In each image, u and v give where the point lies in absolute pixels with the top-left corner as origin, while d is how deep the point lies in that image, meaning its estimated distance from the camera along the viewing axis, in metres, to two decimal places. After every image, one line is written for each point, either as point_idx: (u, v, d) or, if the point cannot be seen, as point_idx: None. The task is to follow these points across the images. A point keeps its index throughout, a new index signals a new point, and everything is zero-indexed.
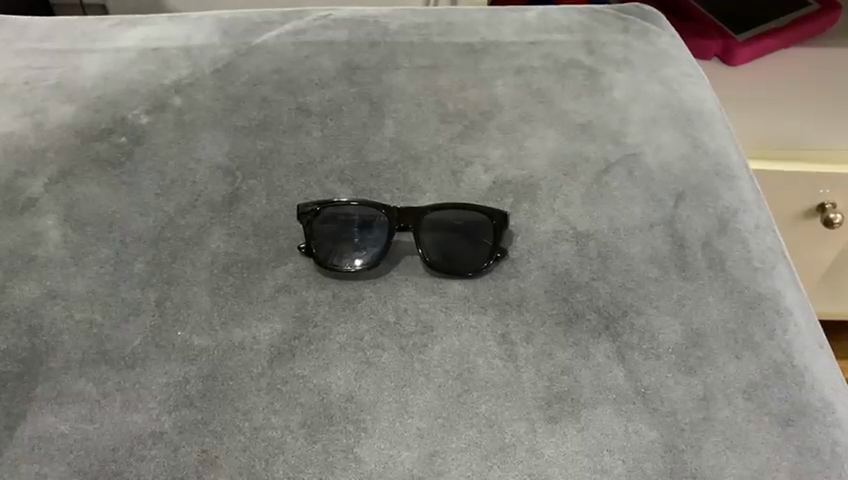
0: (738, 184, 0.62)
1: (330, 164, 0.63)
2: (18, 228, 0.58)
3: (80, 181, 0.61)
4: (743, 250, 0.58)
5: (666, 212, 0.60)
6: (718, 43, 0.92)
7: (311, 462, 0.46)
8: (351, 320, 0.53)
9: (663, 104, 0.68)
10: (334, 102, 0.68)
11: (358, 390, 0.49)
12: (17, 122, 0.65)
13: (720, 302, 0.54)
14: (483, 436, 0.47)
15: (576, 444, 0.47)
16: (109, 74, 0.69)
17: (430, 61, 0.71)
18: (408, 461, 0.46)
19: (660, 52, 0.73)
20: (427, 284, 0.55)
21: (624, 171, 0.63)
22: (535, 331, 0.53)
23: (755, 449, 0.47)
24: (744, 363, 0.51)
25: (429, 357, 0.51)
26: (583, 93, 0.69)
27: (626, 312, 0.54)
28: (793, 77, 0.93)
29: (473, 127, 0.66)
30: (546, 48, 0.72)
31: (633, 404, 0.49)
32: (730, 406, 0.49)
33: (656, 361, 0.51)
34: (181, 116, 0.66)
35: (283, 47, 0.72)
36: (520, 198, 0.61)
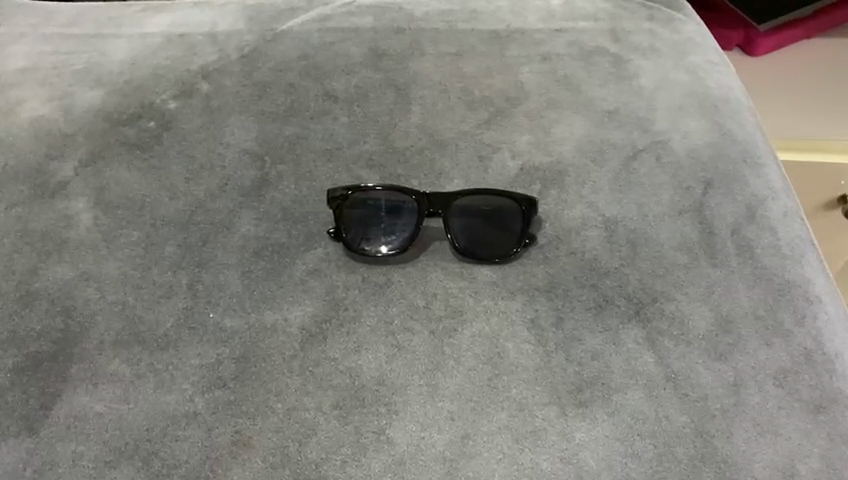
0: (766, 171, 0.62)
1: (358, 149, 0.63)
2: (50, 210, 0.58)
3: (109, 165, 0.62)
4: (772, 238, 0.58)
5: (694, 199, 0.60)
6: (738, 34, 0.92)
7: (344, 443, 0.46)
8: (381, 303, 0.53)
9: (690, 92, 0.68)
10: (360, 88, 0.68)
11: (389, 373, 0.50)
12: (46, 106, 0.65)
13: (749, 288, 0.54)
14: (514, 420, 0.48)
15: (607, 428, 0.47)
16: (136, 60, 0.69)
17: (455, 47, 0.71)
18: (440, 443, 0.46)
19: (686, 40, 0.72)
20: (456, 270, 0.55)
21: (651, 158, 0.63)
22: (565, 316, 0.53)
23: (787, 435, 0.47)
24: (774, 350, 0.51)
25: (459, 341, 0.51)
26: (609, 80, 0.69)
27: (656, 298, 0.54)
28: (816, 66, 0.92)
29: (499, 113, 0.66)
30: (571, 36, 0.72)
31: (664, 390, 0.49)
32: (761, 391, 0.49)
33: (686, 346, 0.51)
34: (208, 102, 0.66)
35: (308, 33, 0.72)
36: (547, 185, 0.61)
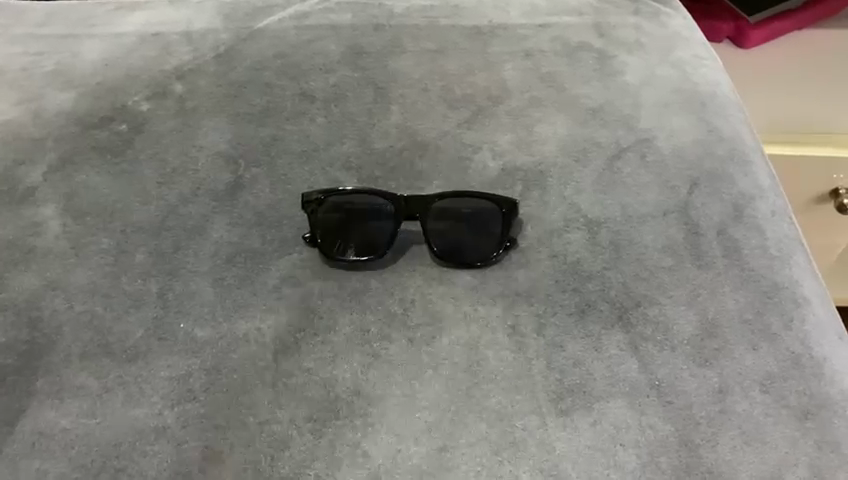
0: (753, 169, 0.61)
1: (335, 151, 0.61)
2: (17, 218, 0.57)
3: (80, 169, 0.60)
4: (759, 238, 0.56)
5: (679, 199, 0.58)
6: (728, 25, 0.88)
7: (317, 457, 0.45)
8: (358, 311, 0.52)
9: (676, 88, 0.66)
10: (338, 87, 0.66)
11: (365, 383, 0.48)
12: (15, 109, 0.64)
13: (735, 291, 0.53)
14: (493, 430, 0.46)
15: (589, 438, 0.46)
16: (108, 60, 0.67)
17: (437, 44, 0.69)
18: (417, 456, 0.45)
19: (672, 35, 0.71)
20: (435, 275, 0.54)
21: (636, 156, 0.61)
22: (547, 322, 0.51)
23: (773, 443, 0.46)
24: (761, 355, 0.50)
25: (437, 349, 0.50)
26: (593, 76, 0.67)
27: (639, 302, 0.52)
28: (817, 56, 0.90)
29: (481, 111, 0.64)
30: (555, 31, 0.70)
31: (647, 397, 0.48)
32: (747, 398, 0.48)
33: (670, 352, 0.50)
34: (182, 103, 0.64)
35: (285, 31, 0.70)
36: (530, 185, 0.59)
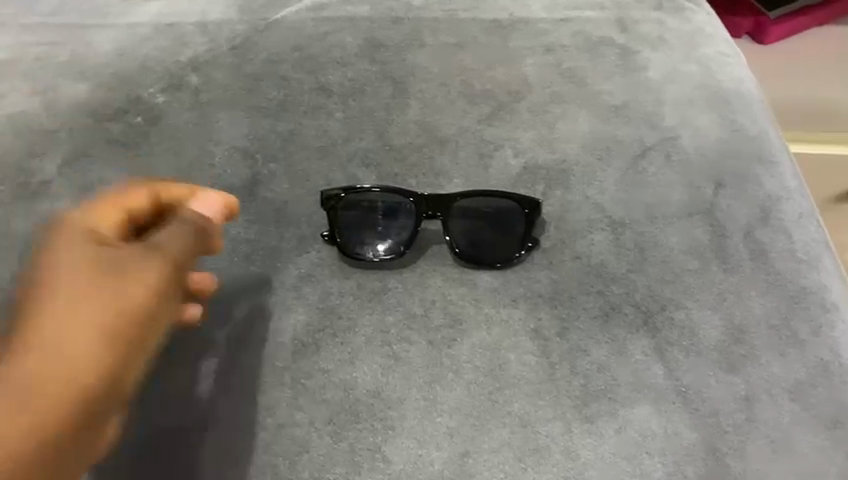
0: (780, 170, 0.59)
1: (354, 147, 0.60)
2: (32, 213, 0.57)
3: (94, 163, 0.59)
4: (786, 241, 0.55)
5: (705, 200, 0.57)
6: (747, 21, 0.86)
7: (337, 461, 0.45)
8: (378, 311, 0.51)
9: (701, 85, 0.64)
10: (356, 81, 0.64)
11: (385, 386, 0.48)
12: (29, 101, 0.63)
13: (762, 295, 0.52)
14: (516, 437, 0.46)
15: (614, 446, 0.46)
16: (122, 51, 0.65)
17: (455, 38, 0.67)
18: (438, 462, 0.45)
19: (695, 31, 0.68)
20: (456, 275, 0.53)
21: (661, 156, 0.59)
22: (570, 326, 0.50)
23: (801, 452, 0.46)
24: (789, 362, 0.49)
25: (458, 352, 0.49)
26: (616, 73, 0.65)
27: (665, 306, 0.51)
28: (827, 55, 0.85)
29: (502, 108, 0.62)
30: (577, 25, 0.67)
31: (673, 404, 0.47)
32: (776, 407, 0.47)
33: (696, 357, 0.49)
34: (198, 96, 0.63)
35: (302, 22, 0.67)
36: (552, 184, 0.58)
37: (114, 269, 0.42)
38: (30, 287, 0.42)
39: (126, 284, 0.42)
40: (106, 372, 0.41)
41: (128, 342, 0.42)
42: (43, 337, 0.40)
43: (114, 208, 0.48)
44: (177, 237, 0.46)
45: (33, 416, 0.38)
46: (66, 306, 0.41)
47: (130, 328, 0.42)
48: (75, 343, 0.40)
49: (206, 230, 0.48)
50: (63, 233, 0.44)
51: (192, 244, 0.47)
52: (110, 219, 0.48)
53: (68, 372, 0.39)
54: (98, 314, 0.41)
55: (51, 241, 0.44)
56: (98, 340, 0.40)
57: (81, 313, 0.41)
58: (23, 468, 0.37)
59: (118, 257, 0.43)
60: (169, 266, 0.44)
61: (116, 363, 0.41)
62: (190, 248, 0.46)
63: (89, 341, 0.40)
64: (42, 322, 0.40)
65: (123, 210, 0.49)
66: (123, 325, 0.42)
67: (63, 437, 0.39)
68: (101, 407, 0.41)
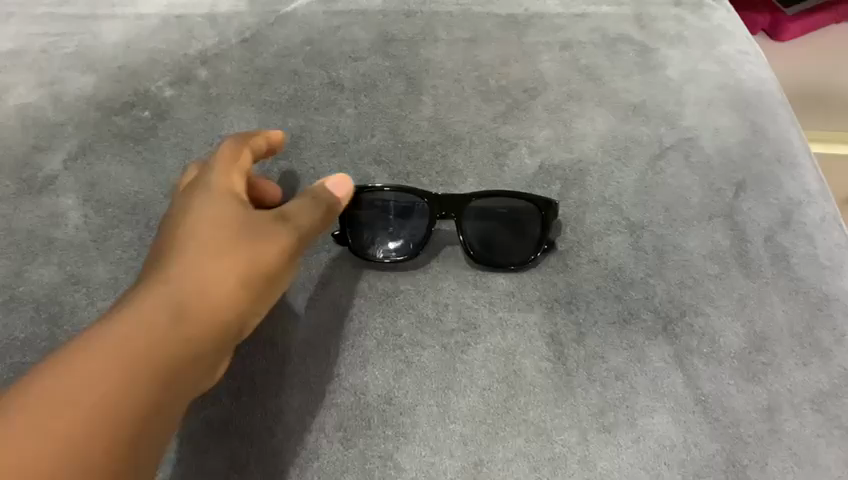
0: (802, 172, 0.57)
1: (365, 144, 0.59)
2: (37, 208, 0.56)
3: (101, 158, 0.58)
4: (808, 246, 0.53)
5: (725, 203, 0.55)
6: (765, 18, 0.80)
7: (348, 468, 0.44)
8: (389, 314, 0.50)
9: (720, 84, 0.62)
10: (368, 76, 0.63)
11: (397, 391, 0.47)
12: (34, 93, 0.61)
13: (784, 302, 0.51)
14: (531, 446, 0.45)
15: (632, 456, 0.45)
16: (130, 43, 0.64)
17: (470, 33, 0.65)
18: (451, 470, 0.44)
19: (715, 28, 0.66)
20: (469, 278, 0.51)
21: (680, 156, 0.58)
22: (587, 332, 0.49)
23: (825, 465, 0.45)
24: (812, 371, 0.48)
25: (472, 358, 0.48)
26: (634, 71, 0.63)
27: (684, 312, 0.50)
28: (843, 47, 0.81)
29: (517, 105, 0.61)
30: (594, 21, 0.66)
31: (692, 414, 0.46)
32: (798, 418, 0.46)
33: (717, 366, 0.48)
34: (206, 90, 0.62)
35: (313, 16, 0.66)
36: (568, 185, 0.56)
37: (255, 230, 0.46)
38: (176, 234, 0.46)
39: (268, 246, 0.46)
40: (236, 322, 0.45)
41: (258, 297, 0.46)
42: (194, 281, 0.43)
43: (240, 171, 0.51)
44: (311, 207, 0.49)
45: (183, 349, 0.41)
46: (216, 256, 0.44)
47: (263, 285, 0.46)
48: (220, 291, 0.44)
49: (338, 203, 0.50)
50: (208, 190, 0.48)
51: (326, 214, 0.50)
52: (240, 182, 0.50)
53: (210, 320, 0.43)
54: (241, 267, 0.45)
55: (195, 197, 0.48)
56: (238, 290, 0.44)
57: (228, 263, 0.44)
58: (172, 390, 0.40)
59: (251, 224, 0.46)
60: (301, 238, 0.48)
61: (241, 316, 0.45)
62: (325, 218, 0.50)
63: (231, 290, 0.44)
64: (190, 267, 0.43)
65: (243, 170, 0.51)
66: (259, 282, 0.46)
67: (198, 371, 0.42)
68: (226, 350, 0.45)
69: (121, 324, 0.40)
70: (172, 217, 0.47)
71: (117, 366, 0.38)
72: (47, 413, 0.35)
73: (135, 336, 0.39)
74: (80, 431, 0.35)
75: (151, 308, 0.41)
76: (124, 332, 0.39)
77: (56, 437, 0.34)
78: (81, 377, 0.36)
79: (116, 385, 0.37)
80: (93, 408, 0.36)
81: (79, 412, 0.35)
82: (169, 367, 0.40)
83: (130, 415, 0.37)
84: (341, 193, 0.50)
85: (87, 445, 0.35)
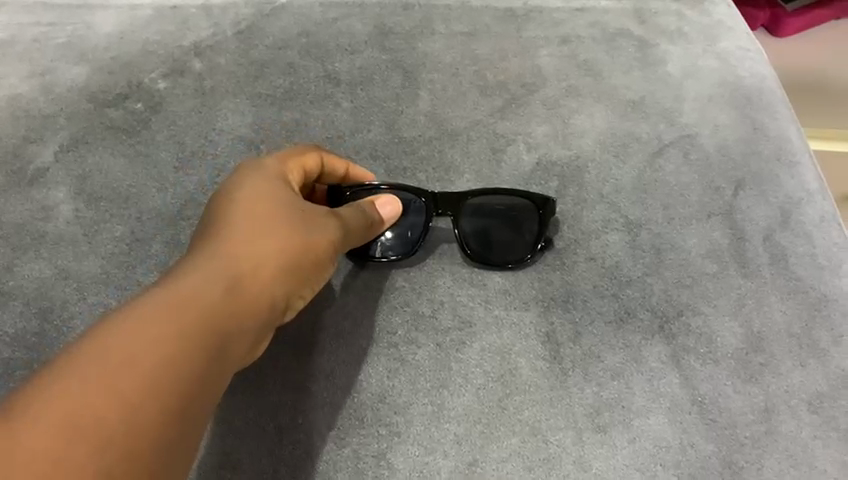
0: (802, 171, 0.57)
1: (361, 138, 0.58)
2: (27, 201, 0.55)
3: (92, 150, 0.57)
4: (807, 246, 0.53)
5: (724, 201, 0.55)
6: (765, 13, 0.79)
7: (340, 468, 0.44)
8: (383, 312, 0.49)
9: (720, 81, 0.62)
10: (365, 70, 0.62)
11: (391, 390, 0.46)
12: (26, 83, 0.61)
13: (782, 302, 0.50)
14: (525, 446, 0.44)
15: (627, 457, 0.44)
16: (123, 33, 0.63)
17: (469, 26, 0.64)
18: (445, 470, 0.44)
19: (716, 23, 0.65)
20: (465, 275, 0.51)
21: (679, 153, 0.57)
22: (583, 330, 0.49)
23: (821, 467, 0.44)
24: (809, 372, 0.47)
25: (467, 357, 0.47)
26: (634, 66, 0.62)
27: (682, 311, 0.49)
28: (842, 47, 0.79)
29: (515, 100, 0.60)
30: (594, 16, 0.65)
31: (689, 415, 0.46)
32: (795, 419, 0.46)
33: (713, 366, 0.47)
34: (201, 82, 0.61)
35: (310, 8, 0.65)
36: (566, 182, 0.56)
37: (302, 215, 0.44)
38: (219, 213, 0.43)
39: (315, 230, 0.44)
40: (280, 303, 0.42)
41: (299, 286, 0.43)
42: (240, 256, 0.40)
43: (298, 167, 0.49)
44: (357, 217, 0.48)
45: (230, 325, 0.38)
46: (262, 233, 0.42)
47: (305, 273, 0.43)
48: (266, 270, 0.41)
49: (377, 227, 0.50)
50: (254, 171, 0.46)
51: (366, 233, 0.49)
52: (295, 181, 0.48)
53: (256, 299, 0.40)
54: (287, 246, 0.42)
55: (239, 177, 0.45)
56: (284, 273, 0.42)
57: (274, 241, 0.42)
58: (218, 369, 0.37)
59: (300, 211, 0.44)
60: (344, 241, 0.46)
61: (285, 300, 0.43)
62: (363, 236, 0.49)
63: (275, 269, 0.41)
64: (236, 242, 0.41)
65: (302, 169, 0.49)
66: (303, 265, 0.43)
67: (242, 352, 0.39)
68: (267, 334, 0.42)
69: (165, 296, 0.37)
70: (215, 195, 0.44)
71: (163, 337, 0.35)
72: (89, 384, 0.32)
73: (182, 308, 0.36)
74: (125, 404, 0.32)
75: (196, 281, 0.38)
76: (171, 303, 0.36)
77: (100, 409, 0.31)
78: (126, 348, 0.33)
79: (163, 355, 0.34)
80: (140, 380, 0.33)
81: (123, 384, 0.32)
82: (216, 343, 0.37)
83: (178, 388, 0.34)
84: (388, 215, 0.51)
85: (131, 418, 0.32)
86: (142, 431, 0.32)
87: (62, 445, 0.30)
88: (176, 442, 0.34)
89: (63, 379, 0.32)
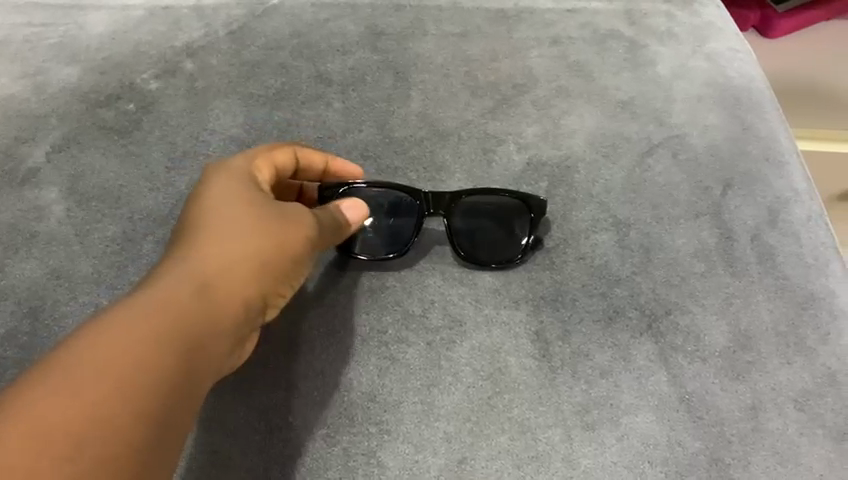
0: (790, 171, 0.57)
1: (353, 139, 0.59)
2: (19, 201, 0.55)
3: (84, 150, 0.57)
4: (794, 245, 0.53)
5: (712, 201, 0.55)
6: (755, 14, 0.79)
7: (331, 466, 0.44)
8: (374, 311, 0.50)
9: (709, 81, 0.62)
10: (357, 70, 0.62)
11: (382, 389, 0.47)
12: (18, 84, 0.61)
13: (769, 301, 0.51)
14: (514, 444, 0.45)
15: (616, 454, 0.45)
16: (116, 34, 0.63)
17: (460, 27, 0.65)
18: (434, 467, 0.44)
19: (705, 24, 0.66)
20: (455, 275, 0.51)
21: (668, 154, 0.58)
22: (572, 329, 0.49)
23: (807, 464, 0.45)
24: (796, 370, 0.48)
25: (457, 355, 0.48)
26: (624, 67, 0.63)
27: (670, 310, 0.50)
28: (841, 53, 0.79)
29: (506, 101, 0.61)
30: (584, 17, 0.66)
31: (676, 412, 0.46)
32: (781, 417, 0.46)
33: (701, 364, 0.48)
34: (193, 83, 0.61)
35: (302, 9, 0.65)
36: (555, 182, 0.56)
37: (275, 214, 0.44)
38: (188, 222, 0.43)
39: (289, 228, 0.44)
40: (256, 302, 0.42)
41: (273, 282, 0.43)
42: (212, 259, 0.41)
43: (268, 165, 0.49)
44: (326, 216, 0.48)
45: (208, 324, 0.38)
46: (233, 235, 0.42)
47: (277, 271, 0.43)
48: (240, 269, 0.41)
49: (350, 226, 0.50)
50: (222, 176, 0.46)
51: (340, 232, 0.49)
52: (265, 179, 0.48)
53: (232, 301, 0.40)
54: (260, 245, 0.43)
55: (209, 184, 0.45)
56: (255, 272, 0.42)
57: (247, 241, 0.42)
58: (198, 367, 0.37)
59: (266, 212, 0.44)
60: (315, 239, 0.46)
61: (262, 299, 0.43)
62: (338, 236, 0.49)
63: (250, 268, 0.42)
64: (210, 248, 0.41)
65: (274, 166, 0.49)
66: (280, 264, 0.44)
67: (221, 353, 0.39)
68: (247, 334, 0.42)
69: (140, 302, 0.37)
70: (184, 206, 0.45)
71: (140, 337, 0.35)
72: (70, 385, 0.32)
73: (157, 310, 0.37)
74: (107, 404, 0.32)
75: (170, 285, 0.38)
76: (145, 306, 0.36)
77: (84, 408, 0.31)
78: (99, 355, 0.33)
79: (141, 354, 0.34)
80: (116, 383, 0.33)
81: (104, 386, 0.32)
82: (193, 342, 0.37)
83: (158, 385, 0.34)
84: (355, 216, 0.50)
85: (116, 415, 0.32)
86: (126, 427, 0.32)
87: (48, 442, 0.30)
88: (158, 441, 0.34)
89: (42, 381, 0.32)
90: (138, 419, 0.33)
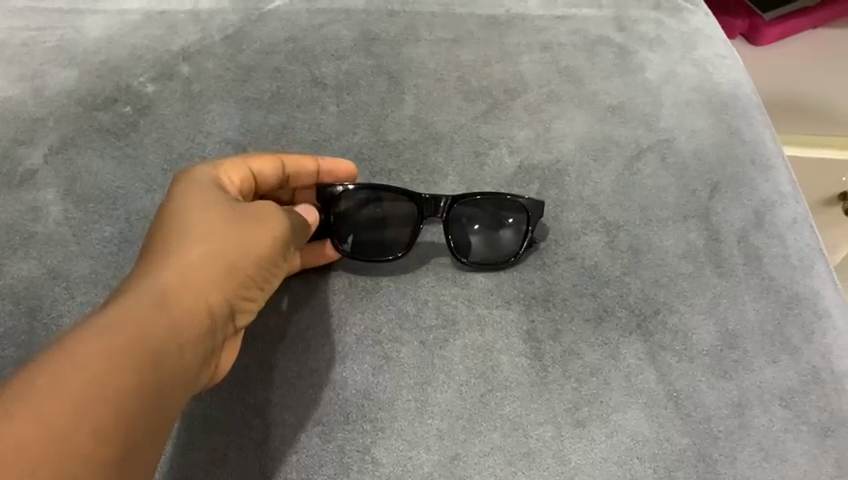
0: (776, 175, 0.58)
1: (347, 142, 0.60)
2: (17, 202, 0.56)
3: (81, 152, 0.58)
4: (780, 247, 0.55)
5: (700, 204, 0.56)
6: (743, 22, 0.80)
7: (325, 462, 0.45)
8: (368, 311, 0.50)
9: (697, 87, 0.63)
10: (351, 74, 0.63)
11: (376, 387, 0.47)
12: (15, 87, 0.61)
13: (755, 300, 0.52)
14: (507, 440, 0.46)
15: (606, 451, 0.45)
16: (112, 38, 0.64)
17: (452, 33, 0.66)
18: (428, 464, 0.45)
19: (693, 32, 0.67)
20: (448, 275, 0.52)
21: (657, 157, 0.59)
22: (563, 328, 0.50)
23: (792, 460, 0.46)
24: (781, 368, 0.49)
25: (450, 354, 0.49)
26: (613, 73, 0.64)
27: (658, 310, 0.51)
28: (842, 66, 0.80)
29: (497, 105, 0.62)
30: (575, 24, 0.67)
31: (665, 409, 0.47)
32: (767, 414, 0.47)
33: (689, 363, 0.49)
34: (189, 86, 0.62)
35: (296, 14, 0.66)
36: (546, 184, 0.57)
37: (243, 219, 0.44)
38: (157, 230, 0.43)
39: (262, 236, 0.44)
40: (227, 309, 0.43)
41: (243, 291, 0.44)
42: (181, 270, 0.41)
43: (239, 174, 0.48)
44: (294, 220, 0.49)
45: (179, 336, 0.38)
46: (204, 244, 0.42)
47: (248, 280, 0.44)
48: (209, 277, 0.41)
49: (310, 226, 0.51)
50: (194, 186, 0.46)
51: (306, 233, 0.50)
52: (236, 182, 0.48)
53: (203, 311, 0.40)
54: (228, 252, 0.43)
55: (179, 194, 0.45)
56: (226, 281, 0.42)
57: (216, 248, 0.42)
58: (170, 380, 0.37)
59: (240, 220, 0.44)
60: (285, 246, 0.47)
61: (232, 307, 0.43)
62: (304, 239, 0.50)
63: (219, 274, 0.42)
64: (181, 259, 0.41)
65: (249, 169, 0.49)
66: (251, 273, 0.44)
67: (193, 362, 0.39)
68: (218, 342, 0.42)
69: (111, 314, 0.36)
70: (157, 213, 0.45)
71: (107, 353, 0.34)
72: (39, 405, 0.31)
73: (126, 324, 0.36)
74: (79, 418, 0.32)
75: (136, 298, 0.38)
76: (114, 320, 0.36)
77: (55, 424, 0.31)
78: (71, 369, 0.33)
79: (109, 370, 0.34)
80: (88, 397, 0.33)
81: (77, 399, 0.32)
82: (165, 353, 0.37)
83: (128, 402, 0.34)
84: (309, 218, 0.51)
85: (83, 437, 0.32)
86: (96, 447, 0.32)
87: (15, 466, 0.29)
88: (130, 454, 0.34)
89: (13, 401, 0.31)
90: (106, 440, 0.32)
